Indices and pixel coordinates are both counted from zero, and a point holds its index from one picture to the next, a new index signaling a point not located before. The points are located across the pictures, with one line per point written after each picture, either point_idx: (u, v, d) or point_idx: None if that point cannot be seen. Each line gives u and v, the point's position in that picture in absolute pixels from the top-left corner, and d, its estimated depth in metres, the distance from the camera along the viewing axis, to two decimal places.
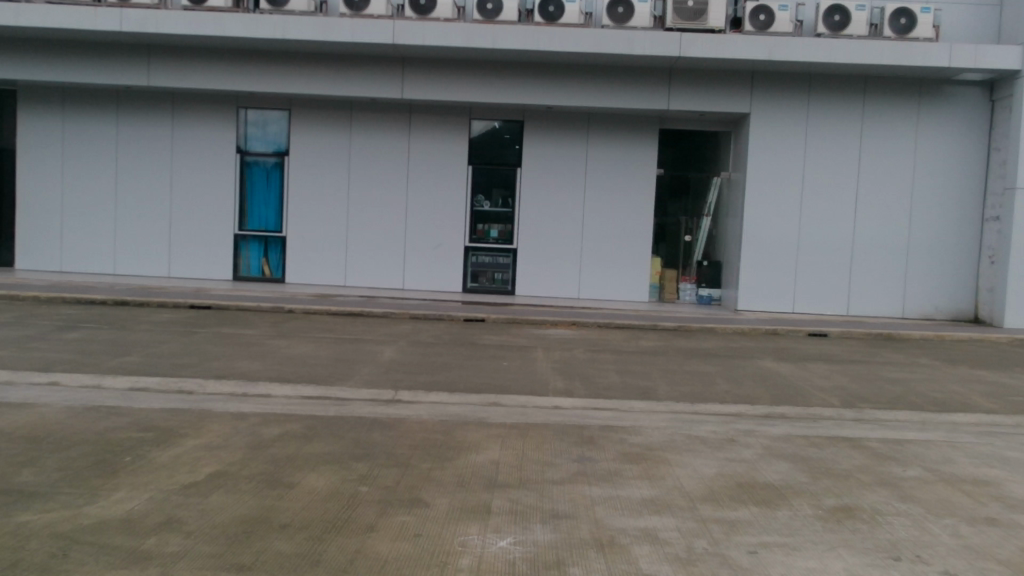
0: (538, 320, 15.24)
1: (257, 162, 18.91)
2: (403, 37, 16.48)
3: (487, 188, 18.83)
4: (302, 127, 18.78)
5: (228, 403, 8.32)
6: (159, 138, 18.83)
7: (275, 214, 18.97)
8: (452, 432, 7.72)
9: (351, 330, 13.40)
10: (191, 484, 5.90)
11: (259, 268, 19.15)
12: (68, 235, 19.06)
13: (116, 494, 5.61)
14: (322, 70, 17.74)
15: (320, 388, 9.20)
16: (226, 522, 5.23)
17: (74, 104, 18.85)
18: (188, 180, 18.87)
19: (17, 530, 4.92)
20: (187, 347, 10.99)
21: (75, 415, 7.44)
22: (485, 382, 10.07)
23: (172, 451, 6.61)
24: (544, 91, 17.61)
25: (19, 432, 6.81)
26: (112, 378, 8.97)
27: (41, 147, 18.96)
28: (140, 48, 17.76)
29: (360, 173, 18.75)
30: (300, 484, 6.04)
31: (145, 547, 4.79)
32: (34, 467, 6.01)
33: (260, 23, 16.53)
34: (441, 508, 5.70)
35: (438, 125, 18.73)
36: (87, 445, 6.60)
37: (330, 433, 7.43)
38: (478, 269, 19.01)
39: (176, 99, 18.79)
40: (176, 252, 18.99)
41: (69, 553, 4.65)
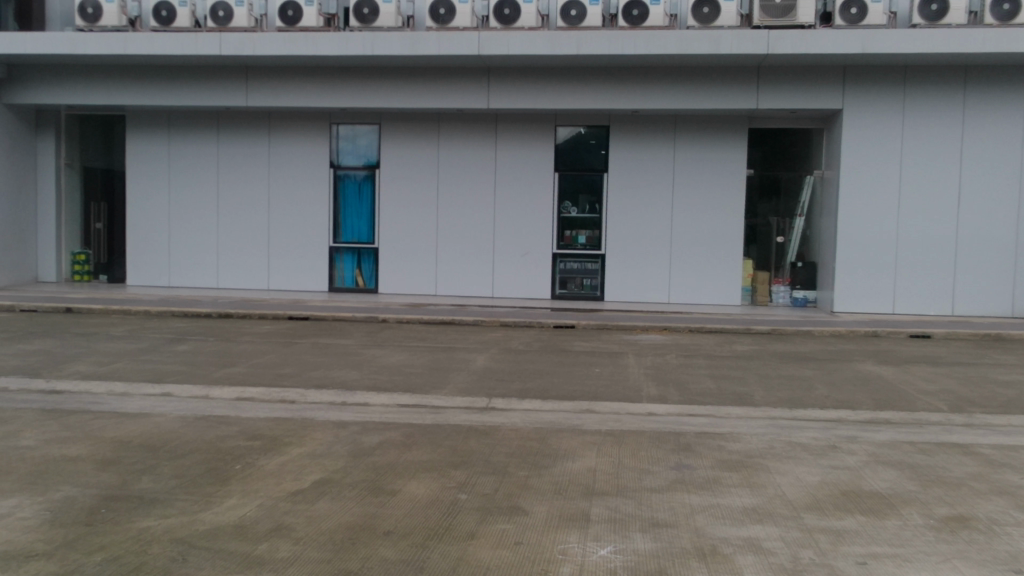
0: (629, 326, 15.15)
1: (349, 176, 19.39)
2: (488, 47, 16.64)
3: (574, 194, 18.85)
4: (391, 140, 19.17)
5: (329, 412, 8.55)
6: (257, 156, 19.51)
7: (367, 226, 19.41)
8: (547, 440, 7.74)
9: (443, 338, 13.58)
10: (298, 491, 6.09)
11: (352, 279, 19.59)
12: (175, 252, 19.93)
13: (228, 500, 5.84)
14: (410, 83, 18.06)
15: (417, 397, 9.36)
16: (332, 529, 5.38)
17: (178, 126, 19.71)
18: (286, 194, 19.49)
19: (140, 535, 5.17)
20: (287, 357, 11.35)
21: (187, 424, 7.77)
22: (578, 389, 10.05)
23: (278, 459, 6.83)
24: (630, 95, 17.49)
25: (137, 441, 7.15)
26: (220, 388, 9.33)
27: (149, 169, 19.87)
28: (237, 70, 18.46)
29: (449, 184, 19.02)
30: (401, 492, 6.16)
31: (257, 552, 4.97)
32: (152, 474, 6.31)
33: (350, 40, 16.97)
34: (540, 516, 5.73)
35: (525, 132, 18.80)
36: (199, 453, 6.89)
37: (427, 441, 7.56)
38: (566, 276, 19.01)
39: (271, 118, 19.44)
40: (274, 266, 19.63)
41: (188, 557, 4.86)
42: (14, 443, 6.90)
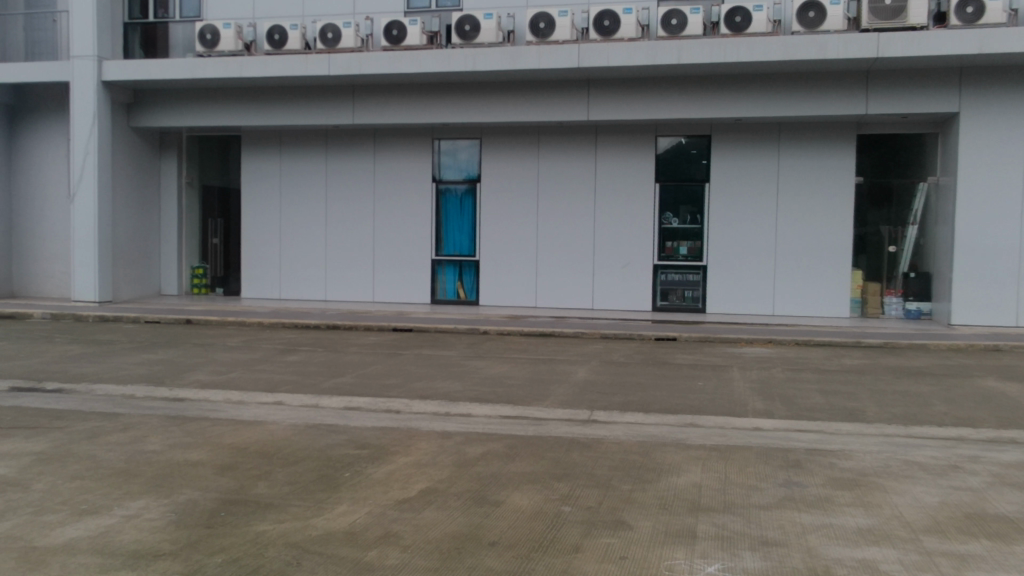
0: (732, 338, 14.85)
1: (451, 191, 19.73)
2: (588, 59, 16.68)
3: (675, 205, 18.64)
4: (492, 154, 19.40)
5: (434, 422, 8.69)
6: (363, 172, 20.07)
7: (469, 239, 19.68)
8: (651, 454, 7.65)
9: (544, 350, 13.62)
10: (404, 499, 6.21)
11: (454, 291, 19.87)
12: (286, 265, 20.66)
13: (339, 507, 6.01)
14: (510, 98, 18.26)
15: (518, 408, 9.42)
16: (438, 538, 5.46)
17: (289, 144, 20.47)
18: (390, 208, 19.97)
19: (258, 538, 5.38)
20: (392, 368, 11.60)
21: (299, 432, 8.04)
22: (681, 403, 9.91)
23: (386, 467, 7.00)
24: (732, 104, 17.22)
25: (253, 447, 7.45)
26: (328, 398, 9.62)
27: (262, 186, 20.72)
28: (344, 89, 19.06)
29: (549, 197, 19.10)
30: (506, 502, 6.20)
31: (367, 558, 5.09)
32: (268, 479, 6.55)
33: (453, 57, 17.30)
34: (646, 531, 5.67)
35: (626, 143, 18.71)
36: (311, 461, 7.11)
37: (530, 453, 7.58)
38: (667, 287, 18.77)
39: (376, 135, 19.97)
40: (379, 279, 20.10)
41: (302, 561, 5.02)
42: (141, 447, 7.29)
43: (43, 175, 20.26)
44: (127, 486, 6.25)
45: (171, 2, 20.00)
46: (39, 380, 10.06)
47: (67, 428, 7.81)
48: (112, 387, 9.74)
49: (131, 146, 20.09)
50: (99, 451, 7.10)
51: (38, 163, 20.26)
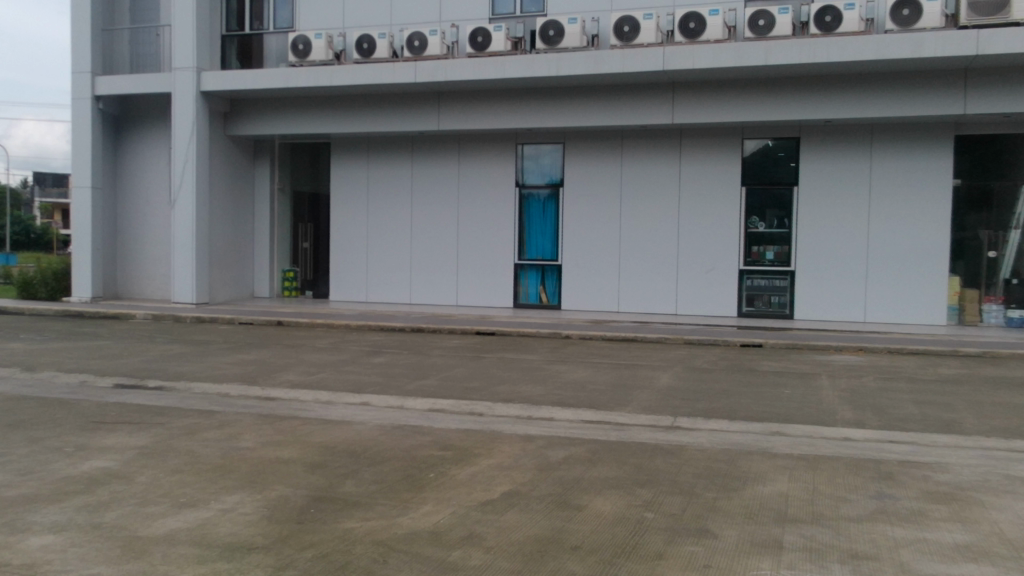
0: (821, 345, 14.47)
1: (534, 196, 19.81)
2: (673, 62, 16.52)
3: (761, 208, 18.28)
4: (575, 158, 19.41)
5: (516, 426, 8.74)
6: (448, 177, 20.34)
7: (552, 243, 19.72)
8: (736, 462, 7.53)
9: (627, 355, 13.55)
10: (487, 501, 6.28)
11: (537, 295, 19.91)
12: (372, 269, 21.08)
13: (424, 507, 6.11)
14: (593, 103, 18.23)
15: (601, 413, 9.40)
16: (521, 540, 5.50)
17: (377, 150, 20.90)
18: (475, 213, 20.18)
19: (345, 535, 5.52)
20: (475, 371, 11.73)
21: (385, 433, 8.21)
22: (767, 410, 9.72)
23: (469, 469, 7.09)
24: (822, 105, 16.80)
25: (340, 446, 7.64)
26: (413, 399, 9.79)
27: (350, 192, 21.22)
28: (430, 96, 19.35)
29: (632, 201, 19.00)
30: (588, 507, 6.20)
31: (451, 558, 5.17)
32: (355, 478, 6.71)
33: (537, 63, 17.37)
34: (731, 540, 5.59)
35: (712, 146, 18.45)
36: (396, 461, 7.26)
37: (613, 458, 7.56)
38: (753, 293, 18.41)
39: (461, 140, 20.21)
40: (463, 283, 20.32)
41: (388, 559, 5.12)
42: (235, 444, 7.56)
43: (146, 182, 21.19)
44: (223, 481, 6.50)
45: (266, 14, 20.68)
46: (142, 378, 10.54)
47: (168, 424, 8.17)
48: (208, 386, 10.13)
49: (227, 154, 20.85)
50: (196, 447, 7.41)
51: (142, 171, 21.20)
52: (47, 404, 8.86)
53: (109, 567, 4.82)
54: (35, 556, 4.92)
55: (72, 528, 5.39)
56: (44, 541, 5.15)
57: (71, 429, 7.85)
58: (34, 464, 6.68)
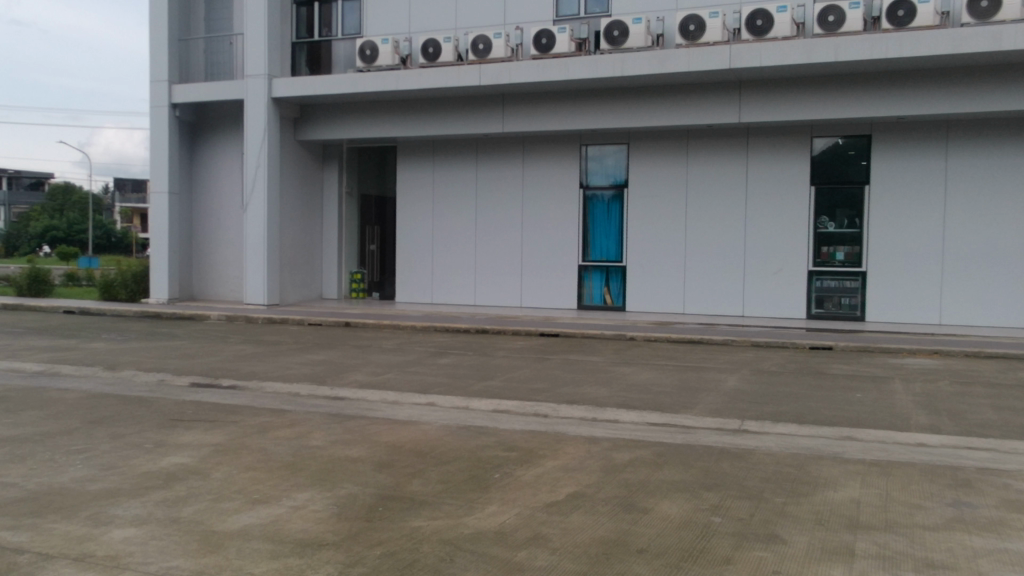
0: (895, 348, 14.09)
1: (597, 197, 19.75)
2: (740, 60, 16.30)
3: (831, 208, 17.89)
4: (640, 159, 19.28)
5: (581, 427, 8.74)
6: (512, 178, 20.42)
7: (616, 245, 19.62)
8: (806, 467, 7.39)
9: (693, 357, 13.42)
10: (553, 502, 6.30)
11: (601, 296, 19.84)
12: (437, 270, 21.30)
13: (489, 507, 6.16)
14: (658, 103, 18.09)
15: (667, 416, 9.34)
16: (587, 542, 5.51)
17: (442, 153, 21.11)
18: (539, 215, 20.22)
19: (413, 533, 5.60)
20: (539, 372, 11.77)
21: (451, 433, 8.30)
22: (838, 415, 9.52)
23: (534, 470, 7.12)
24: (895, 101, 16.37)
25: (407, 446, 7.75)
26: (478, 400, 9.87)
27: (416, 194, 21.47)
28: (494, 98, 19.46)
29: (698, 202, 18.80)
30: (654, 510, 6.17)
31: (517, 559, 5.20)
32: (422, 478, 6.80)
33: (601, 63, 17.33)
34: (801, 546, 5.50)
35: (780, 145, 18.14)
36: (462, 461, 7.32)
37: (679, 461, 7.50)
38: (823, 294, 18.03)
39: (525, 142, 20.26)
40: (527, 284, 20.37)
41: (455, 558, 5.18)
42: (306, 442, 7.73)
43: (219, 186, 21.80)
44: (294, 478, 6.65)
45: (334, 21, 21.07)
46: (216, 377, 10.85)
47: (241, 422, 8.40)
48: (279, 385, 10.38)
49: (297, 158, 21.31)
50: (268, 445, 7.60)
51: (216, 175, 21.82)
52: (127, 401, 9.20)
53: (187, 560, 4.99)
54: (118, 547, 5.11)
55: (153, 521, 5.59)
56: (126, 533, 5.36)
57: (151, 425, 8.14)
58: (116, 459, 6.95)
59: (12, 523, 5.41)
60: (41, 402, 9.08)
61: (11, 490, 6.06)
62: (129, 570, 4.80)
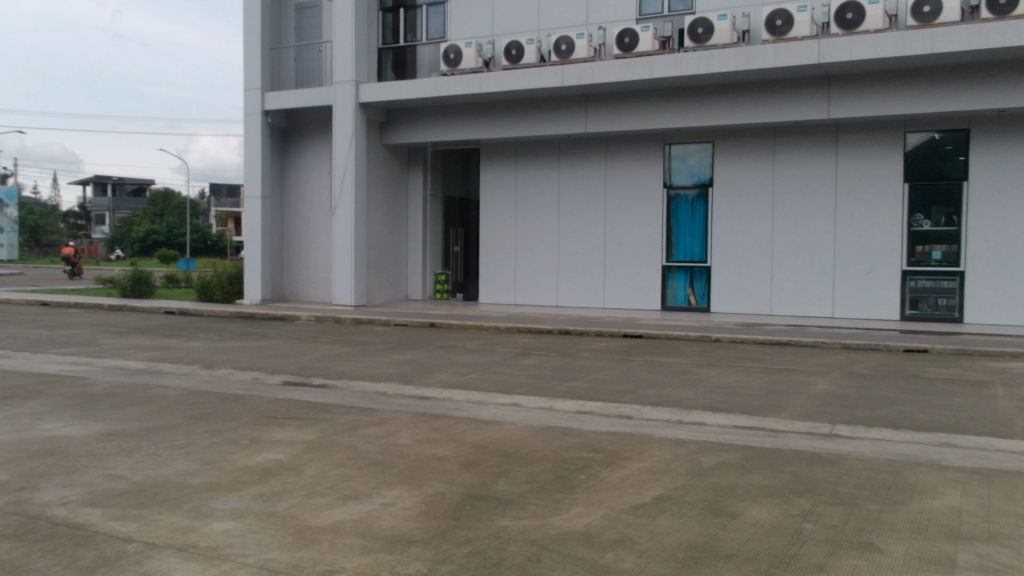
0: (996, 351, 13.50)
1: (682, 197, 19.53)
2: (829, 54, 15.86)
3: (927, 205, 17.25)
4: (725, 158, 18.97)
5: (666, 430, 8.67)
6: (595, 179, 20.37)
7: (701, 245, 19.37)
8: (902, 474, 7.16)
9: (780, 359, 13.14)
10: (639, 505, 6.26)
11: (685, 298, 19.59)
12: (520, 272, 21.40)
13: (575, 508, 6.17)
14: (744, 100, 17.78)
15: (755, 419, 9.16)
16: (674, 546, 5.46)
17: (524, 155, 21.21)
18: (621, 215, 20.11)
19: (500, 533, 5.65)
20: (623, 374, 11.71)
21: (536, 434, 8.33)
22: (935, 420, 9.18)
23: (619, 472, 7.09)
24: (995, 93, 15.66)
25: (493, 446, 7.83)
26: (562, 401, 9.88)
27: (499, 196, 21.64)
28: (577, 99, 19.45)
29: (785, 201, 18.39)
30: (743, 515, 6.08)
31: (603, 560, 5.20)
32: (508, 477, 6.86)
33: (685, 61, 17.12)
34: (898, 555, 5.33)
35: (871, 142, 17.59)
36: (548, 462, 7.35)
37: (768, 466, 7.36)
38: (918, 295, 17.40)
39: (608, 143, 20.18)
40: (609, 284, 20.27)
41: (541, 558, 5.21)
42: (394, 440, 7.89)
43: (309, 190, 22.40)
44: (384, 476, 6.80)
45: (419, 26, 21.40)
46: (307, 375, 11.16)
47: (332, 420, 8.62)
48: (367, 384, 10.61)
49: (383, 161, 21.72)
50: (358, 443, 7.77)
51: (306, 180, 22.41)
52: (225, 399, 9.54)
53: (283, 553, 5.15)
54: (218, 539, 5.32)
55: (250, 515, 5.80)
56: (226, 526, 5.57)
57: (247, 422, 8.43)
58: (215, 454, 7.22)
59: (121, 513, 5.69)
60: (145, 398, 9.51)
61: (120, 482, 6.37)
62: (228, 561, 4.99)
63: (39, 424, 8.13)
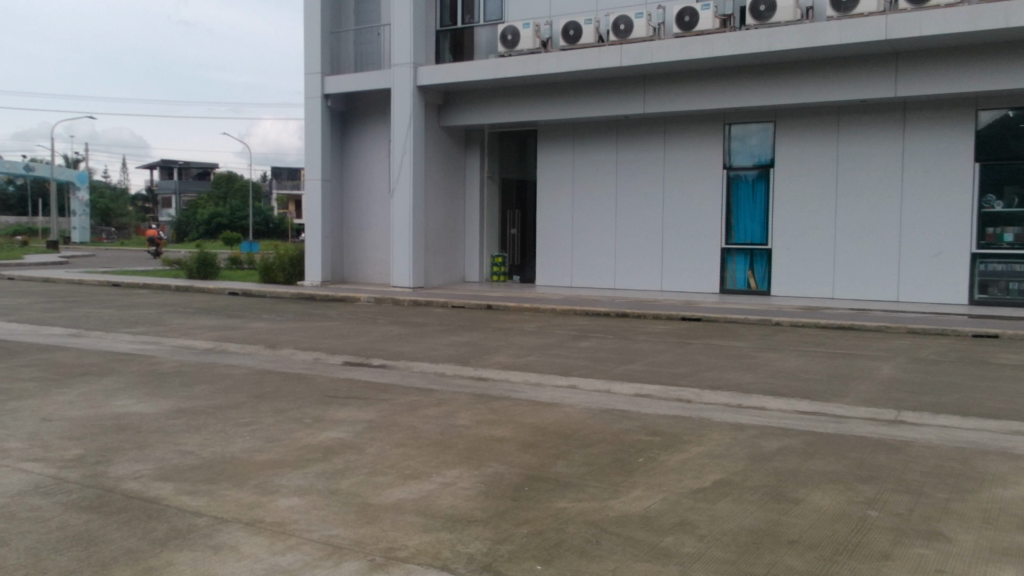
0: None
1: (742, 178, 19.20)
2: (897, 30, 15.39)
3: (998, 186, 16.68)
4: (787, 138, 18.59)
5: (726, 414, 8.58)
6: (653, 160, 20.16)
7: (761, 227, 19.05)
8: (970, 462, 6.98)
9: (843, 344, 12.88)
10: (700, 489, 6.22)
11: (745, 281, 19.32)
12: (577, 254, 21.33)
13: (634, 491, 6.16)
14: (808, 79, 17.38)
15: (817, 404, 9.01)
16: (735, 531, 5.41)
17: (582, 137, 21.08)
18: (680, 196, 19.88)
19: (559, 514, 5.67)
20: (681, 357, 11.61)
21: (594, 416, 8.32)
22: (1006, 407, 8.91)
23: (679, 455, 7.04)
24: None
25: (551, 427, 7.84)
26: (620, 384, 9.84)
27: (556, 178, 21.57)
28: (635, 79, 19.24)
29: (849, 182, 17.97)
30: (806, 501, 5.99)
31: (663, 544, 5.17)
32: (566, 459, 6.87)
33: (747, 39, 16.81)
34: (967, 546, 5.19)
35: (940, 120, 17.04)
36: (606, 444, 7.34)
37: (831, 451, 7.24)
38: (988, 279, 16.86)
39: (667, 124, 19.94)
40: (667, 267, 20.08)
41: (601, 540, 5.21)
42: (452, 421, 7.96)
43: (367, 173, 22.61)
44: (444, 456, 6.87)
45: (476, 8, 21.35)
46: (367, 356, 11.32)
47: (392, 400, 8.74)
48: (426, 365, 10.72)
49: (441, 144, 21.80)
50: (417, 423, 7.86)
51: (365, 163, 22.63)
52: (288, 378, 9.73)
53: (347, 529, 5.25)
54: (284, 515, 5.44)
55: (314, 492, 5.92)
56: (291, 502, 5.69)
57: (310, 401, 8.60)
58: (279, 431, 7.39)
59: (191, 488, 5.86)
60: (211, 376, 9.76)
61: (189, 457, 6.56)
62: (294, 536, 5.10)
63: (113, 400, 8.41)
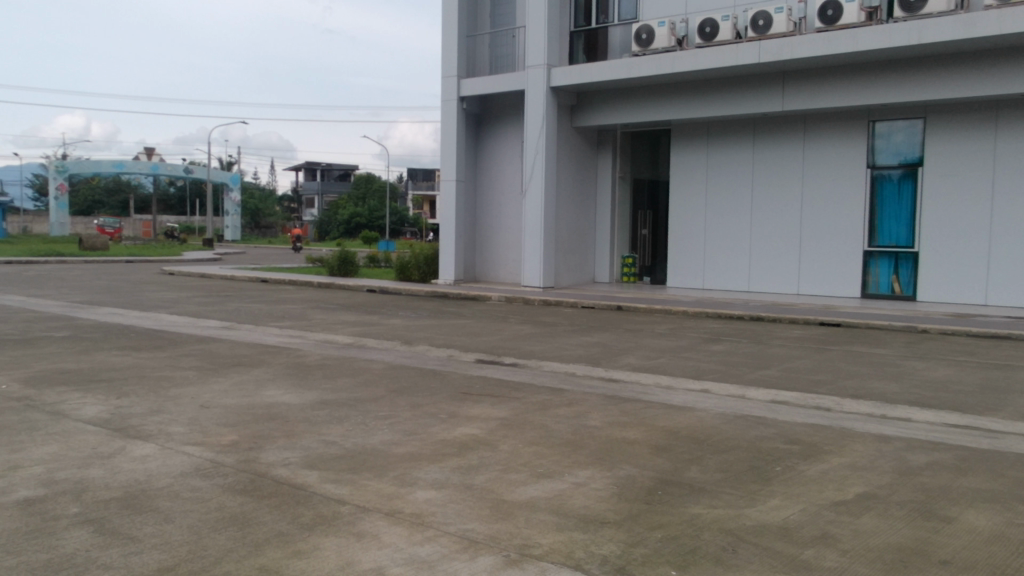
0: None
1: (887, 177, 18.33)
2: None
3: None
4: (937, 135, 17.59)
5: (869, 424, 8.21)
6: (791, 159, 19.53)
7: (908, 228, 18.14)
8: None
9: (999, 354, 12.06)
10: (842, 502, 5.97)
11: (889, 285, 18.42)
12: (710, 256, 20.94)
13: (772, 500, 5.98)
14: (962, 72, 16.39)
15: (969, 418, 8.50)
16: (881, 547, 5.18)
17: (716, 136, 20.68)
18: (820, 196, 19.17)
19: (693, 520, 5.58)
20: (820, 364, 11.18)
21: (728, 422, 8.14)
22: None
23: (820, 466, 6.79)
24: None
25: (684, 432, 7.73)
26: (755, 390, 9.58)
27: (690, 178, 21.25)
28: (774, 76, 18.68)
29: (1006, 181, 16.85)
30: (959, 520, 5.66)
31: (804, 557, 5.01)
32: (701, 465, 6.75)
33: (895, 31, 16.04)
34: None
35: None
36: (742, 451, 7.17)
37: (985, 468, 6.81)
38: None
39: (807, 122, 19.26)
40: (805, 269, 19.40)
41: (737, 549, 5.10)
42: (584, 421, 7.97)
43: (500, 173, 22.93)
44: (575, 456, 6.88)
45: (611, 8, 21.28)
46: (499, 354, 11.47)
47: (524, 398, 8.83)
48: (557, 365, 10.76)
49: (572, 143, 21.85)
50: (549, 422, 7.92)
51: (498, 163, 22.96)
52: (423, 374, 10.00)
53: (482, 525, 5.34)
54: (421, 507, 5.60)
55: (450, 486, 6.06)
56: (428, 495, 5.84)
57: (444, 397, 8.79)
58: (416, 425, 7.60)
59: (335, 477, 6.11)
60: (352, 370, 10.14)
61: (333, 448, 6.84)
62: (432, 528, 5.24)
63: (264, 390, 8.88)
